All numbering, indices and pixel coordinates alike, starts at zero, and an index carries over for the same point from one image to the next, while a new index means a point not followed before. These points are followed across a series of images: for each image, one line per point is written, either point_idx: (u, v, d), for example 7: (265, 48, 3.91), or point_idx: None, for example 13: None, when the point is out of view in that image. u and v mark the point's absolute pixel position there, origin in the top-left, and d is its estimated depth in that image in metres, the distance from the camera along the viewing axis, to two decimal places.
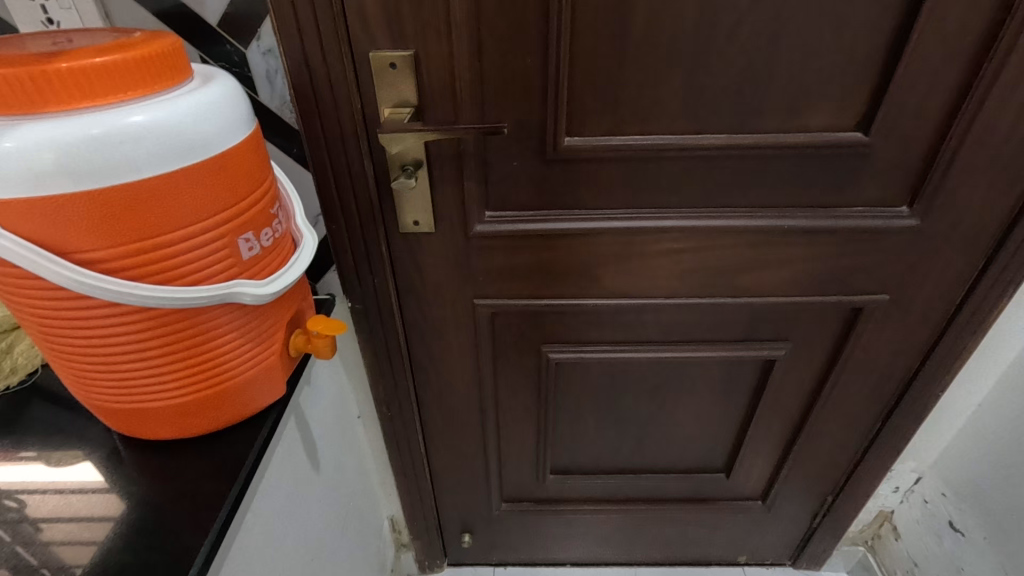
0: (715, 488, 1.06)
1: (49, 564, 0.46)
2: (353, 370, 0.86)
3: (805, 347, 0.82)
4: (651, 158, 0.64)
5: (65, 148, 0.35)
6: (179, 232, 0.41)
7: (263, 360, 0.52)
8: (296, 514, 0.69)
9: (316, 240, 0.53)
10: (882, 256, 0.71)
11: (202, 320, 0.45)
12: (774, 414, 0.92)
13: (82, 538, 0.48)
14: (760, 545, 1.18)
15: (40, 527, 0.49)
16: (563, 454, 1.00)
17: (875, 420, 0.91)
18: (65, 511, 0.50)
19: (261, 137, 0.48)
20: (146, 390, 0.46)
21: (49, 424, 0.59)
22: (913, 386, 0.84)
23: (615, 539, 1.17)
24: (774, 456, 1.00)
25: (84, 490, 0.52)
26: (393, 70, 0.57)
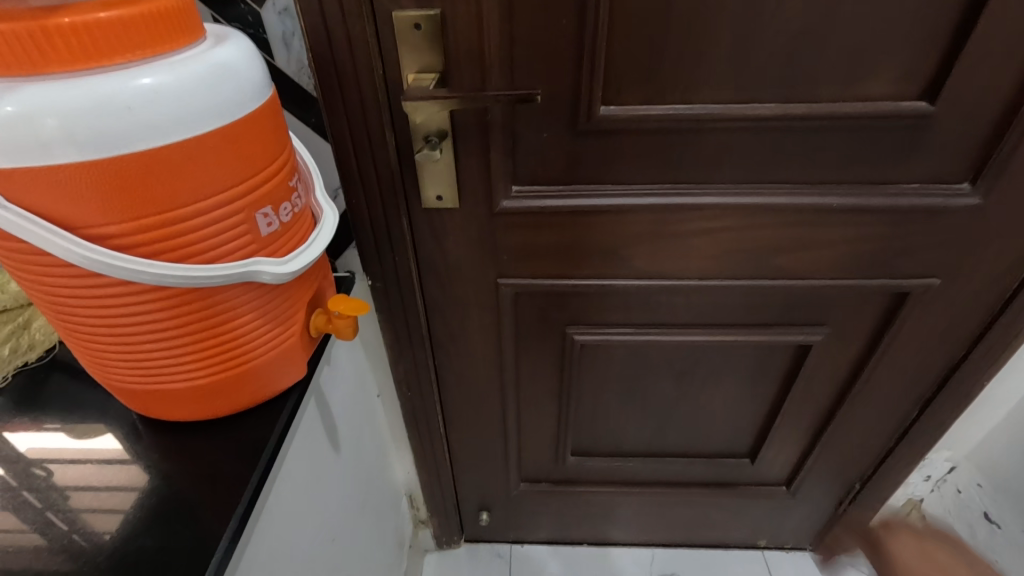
0: (739, 473, 1.04)
1: (80, 529, 0.46)
2: (372, 349, 0.84)
3: (843, 333, 0.78)
4: (693, 129, 0.59)
5: (69, 113, 0.33)
6: (193, 206, 0.38)
7: (284, 341, 0.50)
8: (316, 495, 0.68)
9: (336, 217, 0.51)
10: (936, 237, 0.66)
11: (219, 300, 0.43)
12: (806, 401, 0.88)
13: (111, 506, 0.48)
14: (780, 530, 1.17)
15: (69, 495, 0.49)
16: (584, 437, 0.99)
17: (911, 408, 0.87)
18: (92, 480, 0.50)
19: (278, 104, 0.44)
20: (163, 371, 0.45)
21: (68, 400, 0.57)
22: (956, 374, 0.80)
23: (633, 520, 1.16)
24: (802, 443, 0.97)
25: (105, 467, 0.51)
26: (418, 32, 0.53)
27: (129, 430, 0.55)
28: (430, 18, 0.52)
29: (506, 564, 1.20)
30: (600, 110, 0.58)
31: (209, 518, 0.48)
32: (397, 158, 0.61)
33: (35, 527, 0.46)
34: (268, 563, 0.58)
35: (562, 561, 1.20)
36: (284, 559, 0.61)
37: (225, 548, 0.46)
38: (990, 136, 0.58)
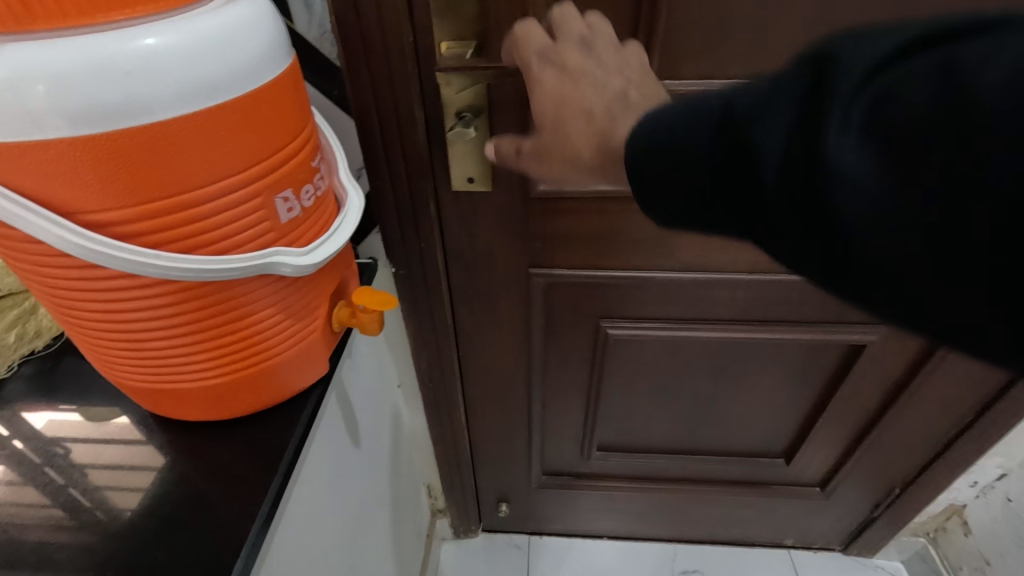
0: (772, 473, 0.99)
1: (104, 505, 0.45)
2: (394, 338, 0.80)
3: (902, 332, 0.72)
4: None
5: (60, 80, 0.28)
6: (204, 190, 0.33)
7: (305, 337, 0.45)
8: (337, 492, 0.65)
9: (362, 201, 0.46)
10: None
11: (235, 294, 0.38)
12: (852, 402, 0.83)
13: (132, 484, 0.46)
14: (810, 530, 1.13)
15: (88, 473, 0.47)
16: (610, 431, 0.94)
17: (966, 412, 0.82)
18: (111, 458, 0.48)
19: (299, 72, 0.39)
20: (175, 369, 0.41)
21: (78, 390, 0.54)
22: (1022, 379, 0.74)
23: (656, 516, 1.13)
24: (842, 445, 0.92)
25: (116, 464, 0.48)
26: None
27: (141, 424, 0.51)
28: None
29: (525, 555, 1.17)
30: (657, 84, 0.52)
31: (228, 526, 0.44)
32: (426, 135, 0.56)
33: (58, 502, 0.44)
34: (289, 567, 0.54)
35: (582, 554, 1.18)
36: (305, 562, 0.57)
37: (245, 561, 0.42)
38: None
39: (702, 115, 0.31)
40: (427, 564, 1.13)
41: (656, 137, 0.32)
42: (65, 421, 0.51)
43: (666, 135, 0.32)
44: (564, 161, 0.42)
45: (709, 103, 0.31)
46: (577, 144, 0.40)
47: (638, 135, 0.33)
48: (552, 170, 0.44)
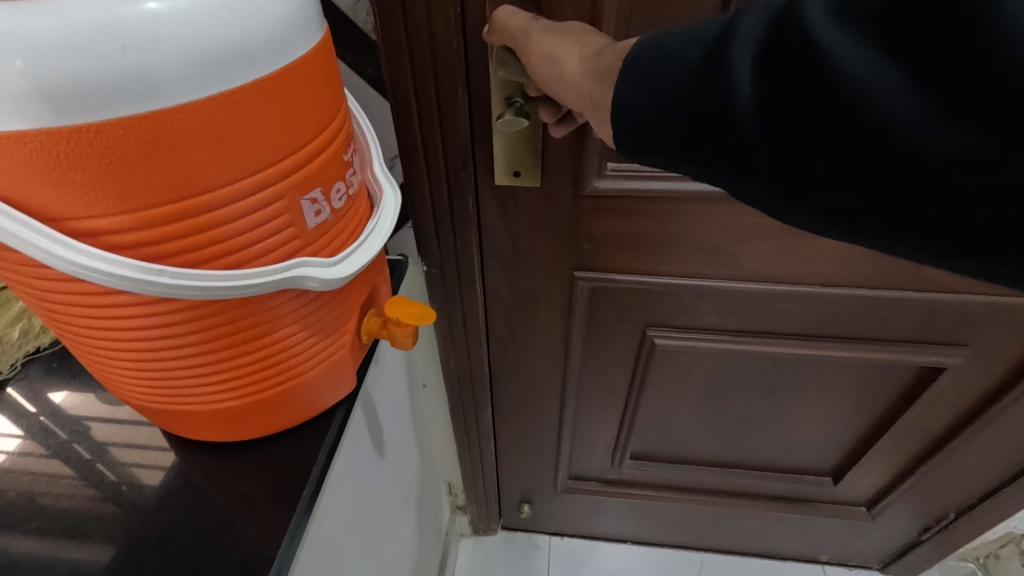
0: (815, 490, 0.93)
1: (128, 481, 0.43)
2: (421, 337, 0.75)
3: (986, 356, 0.65)
4: None
5: (37, 55, 0.22)
6: (217, 193, 0.28)
7: (332, 353, 0.40)
8: (361, 503, 0.61)
9: (399, 199, 0.40)
10: None
11: (253, 312, 0.33)
12: (917, 426, 0.76)
13: (153, 462, 0.45)
14: (848, 548, 1.07)
15: (109, 450, 0.45)
16: (645, 441, 0.89)
17: None
18: (131, 437, 0.46)
19: (331, 48, 0.33)
20: (184, 391, 0.36)
21: (88, 388, 0.50)
22: None
23: (685, 525, 1.08)
24: (898, 467, 0.85)
25: (126, 469, 0.44)
26: None
27: (153, 435, 0.46)
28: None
29: (546, 557, 1.14)
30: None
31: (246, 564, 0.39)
32: (472, 122, 0.49)
33: (83, 476, 0.43)
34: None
35: (604, 558, 1.14)
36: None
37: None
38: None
39: (677, 45, 0.29)
40: (446, 562, 1.10)
41: (643, 59, 0.30)
42: (88, 414, 0.47)
43: (650, 57, 0.30)
44: (564, 36, 0.37)
45: (686, 25, 0.30)
46: (591, 38, 0.36)
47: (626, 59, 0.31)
48: (544, 50, 0.37)
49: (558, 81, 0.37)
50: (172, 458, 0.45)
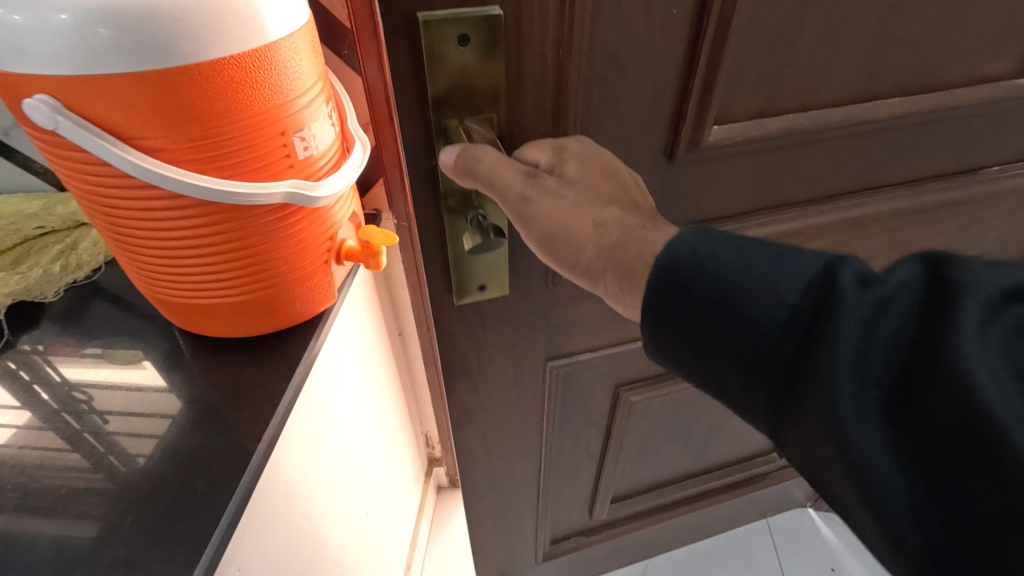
0: (765, 466, 1.10)
1: (115, 451, 0.47)
2: (396, 290, 0.86)
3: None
4: (801, 142, 0.53)
5: (119, 23, 0.33)
6: (234, 125, 0.40)
7: (318, 265, 0.52)
8: (347, 414, 0.72)
9: (367, 144, 0.52)
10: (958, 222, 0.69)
11: (257, 220, 0.45)
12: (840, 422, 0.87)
13: (144, 432, 0.49)
14: (788, 499, 1.24)
15: (107, 420, 0.50)
16: (621, 484, 0.97)
17: None
18: (129, 407, 0.51)
19: (313, 26, 0.45)
20: (204, 285, 0.47)
21: (115, 326, 0.59)
22: None
23: (656, 539, 1.16)
24: None
25: (123, 435, 0.49)
26: (462, 47, 0.38)
27: (156, 394, 0.52)
28: (478, 22, 0.37)
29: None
30: (708, 136, 0.48)
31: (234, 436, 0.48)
32: (430, 222, 0.47)
33: (76, 449, 0.47)
34: (298, 488, 0.59)
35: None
36: (310, 491, 0.62)
37: (258, 464, 0.47)
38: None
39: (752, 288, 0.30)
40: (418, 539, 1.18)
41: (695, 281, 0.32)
42: (103, 369, 0.54)
43: (707, 276, 0.32)
44: (578, 215, 0.38)
45: (777, 277, 0.30)
46: (605, 215, 0.38)
47: (669, 265, 0.33)
48: (548, 222, 0.38)
49: (570, 257, 0.38)
50: (177, 390, 0.52)
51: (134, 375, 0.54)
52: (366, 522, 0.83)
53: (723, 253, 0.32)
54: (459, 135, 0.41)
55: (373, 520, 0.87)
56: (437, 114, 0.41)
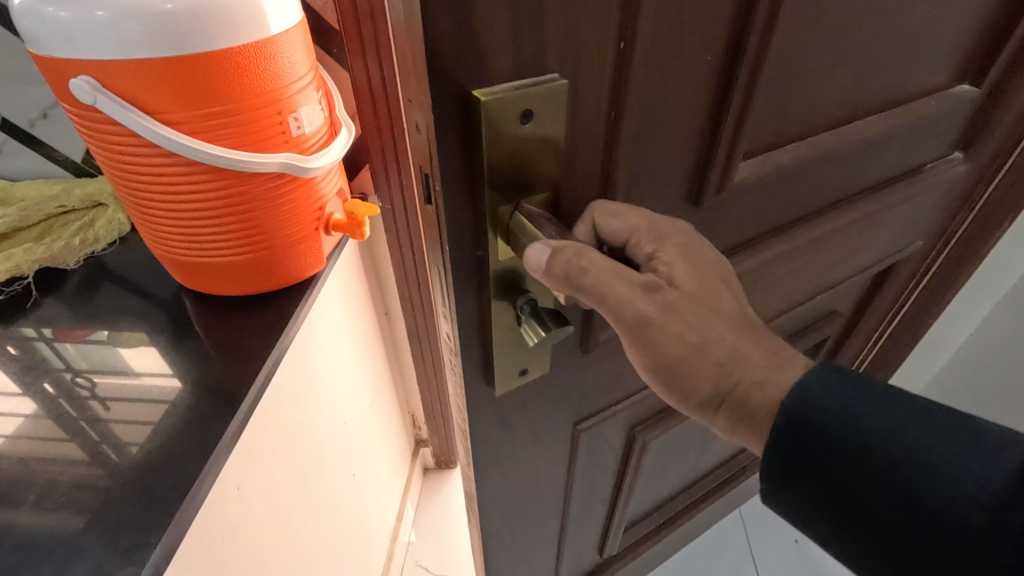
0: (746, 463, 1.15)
1: (109, 440, 0.48)
2: (381, 270, 0.93)
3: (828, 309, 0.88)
4: (790, 174, 0.52)
5: (147, 19, 0.42)
6: (240, 104, 0.48)
7: (309, 231, 0.61)
8: (337, 375, 0.79)
9: (351, 128, 0.61)
10: (904, 221, 0.76)
11: (258, 186, 0.53)
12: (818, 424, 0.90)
13: (141, 420, 0.50)
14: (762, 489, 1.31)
15: (106, 407, 0.52)
16: (631, 517, 0.95)
17: (865, 347, 1.04)
18: (128, 394, 0.53)
19: (305, 26, 0.54)
20: (210, 244, 0.55)
21: (115, 306, 0.64)
22: (908, 313, 0.98)
23: (654, 560, 1.16)
24: None
25: (122, 421, 0.50)
26: (524, 123, 0.33)
27: (154, 385, 0.54)
28: (541, 95, 0.32)
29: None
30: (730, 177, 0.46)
31: (233, 375, 0.55)
32: (471, 312, 0.41)
33: (74, 438, 0.48)
34: (291, 431, 0.65)
35: None
36: (301, 440, 0.68)
37: (249, 408, 0.53)
38: (971, 124, 0.67)
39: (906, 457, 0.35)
40: (403, 519, 1.23)
41: (827, 435, 0.38)
42: (105, 358, 0.56)
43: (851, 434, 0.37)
44: (697, 351, 0.40)
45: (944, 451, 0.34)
46: (718, 344, 0.40)
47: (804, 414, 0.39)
48: (666, 351, 0.40)
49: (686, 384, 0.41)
50: (175, 374, 0.55)
51: (132, 364, 0.56)
52: (354, 483, 0.89)
53: (867, 411, 0.37)
54: (520, 224, 0.36)
55: (361, 483, 0.92)
56: (493, 199, 0.36)
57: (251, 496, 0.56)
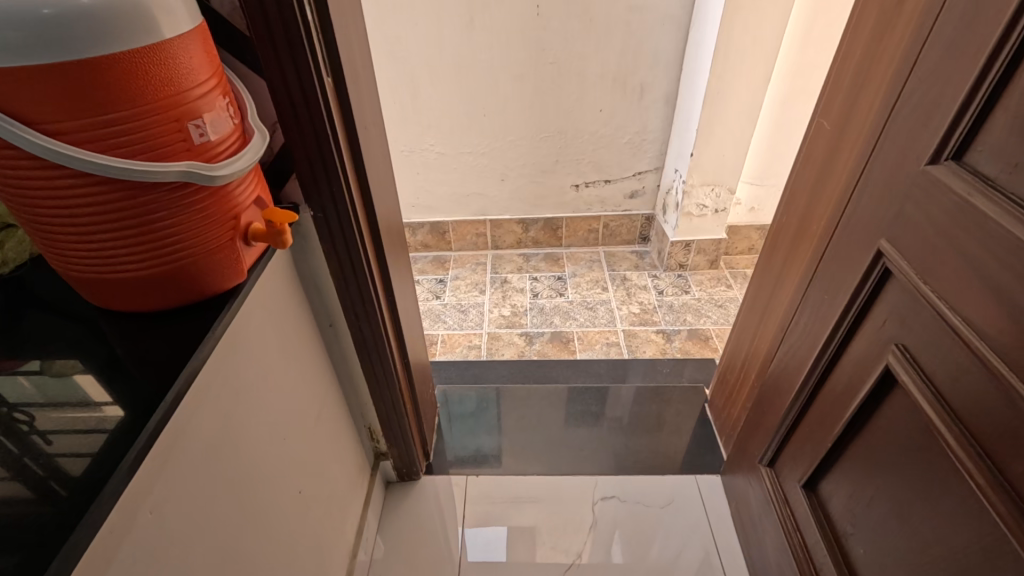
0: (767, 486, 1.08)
1: (54, 475, 0.44)
2: (321, 284, 0.91)
3: (879, 335, 0.74)
4: None
5: (23, 25, 0.40)
6: (131, 111, 0.47)
7: (220, 243, 0.59)
8: (271, 389, 0.77)
9: (263, 136, 0.60)
10: (868, 222, 0.75)
11: (158, 195, 0.51)
12: (829, 438, 0.86)
13: (88, 450, 0.47)
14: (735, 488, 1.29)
15: (50, 439, 0.47)
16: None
17: (772, 331, 1.11)
18: (72, 424, 0.49)
19: (201, 33, 0.53)
20: (115, 260, 0.53)
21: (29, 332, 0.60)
22: (779, 290, 1.09)
23: None
24: (780, 437, 1.02)
25: (70, 453, 0.46)
26: None
27: (99, 415, 0.50)
28: None
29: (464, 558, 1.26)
30: None
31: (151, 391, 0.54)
32: None
33: (16, 476, 0.44)
34: (214, 450, 0.62)
35: None
36: (229, 456, 0.66)
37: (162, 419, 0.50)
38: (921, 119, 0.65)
39: None
40: (364, 531, 1.21)
41: None
42: (39, 389, 0.52)
43: None
44: None
45: None
46: None
47: None
48: None
49: None
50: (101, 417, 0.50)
51: (63, 398, 0.51)
52: (301, 499, 0.86)
53: None
54: None
55: (310, 499, 0.90)
56: None
57: (172, 513, 0.54)
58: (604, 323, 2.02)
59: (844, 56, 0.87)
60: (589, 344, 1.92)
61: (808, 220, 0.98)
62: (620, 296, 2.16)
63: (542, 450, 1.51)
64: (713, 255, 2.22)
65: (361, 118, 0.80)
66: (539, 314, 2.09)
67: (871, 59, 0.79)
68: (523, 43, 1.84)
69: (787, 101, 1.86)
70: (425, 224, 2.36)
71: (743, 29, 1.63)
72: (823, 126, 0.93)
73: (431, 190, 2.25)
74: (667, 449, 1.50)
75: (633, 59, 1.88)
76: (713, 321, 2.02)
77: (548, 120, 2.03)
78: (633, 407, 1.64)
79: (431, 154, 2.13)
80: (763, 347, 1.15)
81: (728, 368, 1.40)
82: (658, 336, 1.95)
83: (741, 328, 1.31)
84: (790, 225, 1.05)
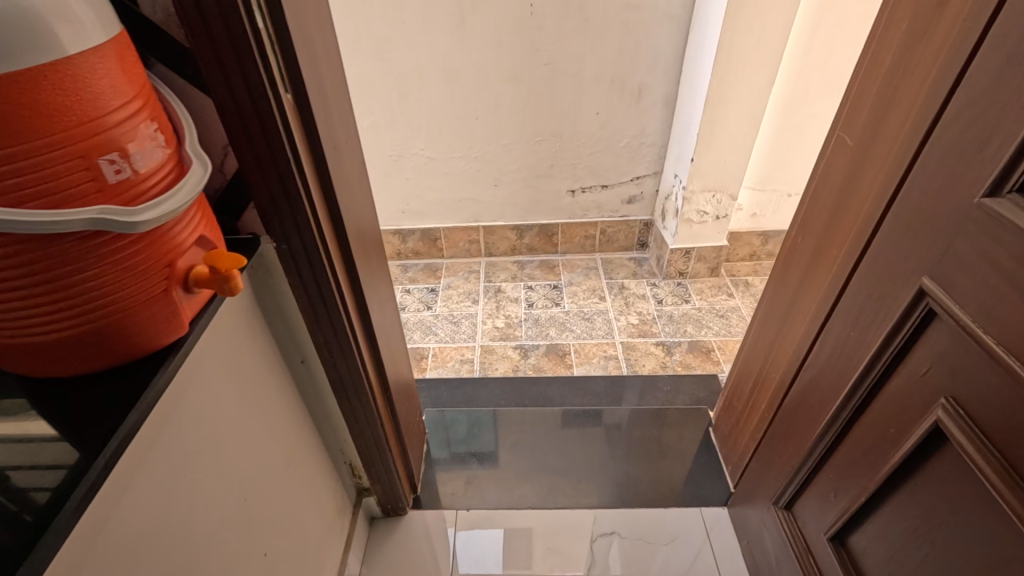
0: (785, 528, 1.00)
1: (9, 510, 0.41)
2: (291, 319, 0.82)
3: (922, 383, 0.66)
4: None
5: None
6: (18, 148, 0.38)
7: (149, 294, 0.49)
8: (231, 445, 0.68)
9: (204, 166, 0.51)
10: (909, 254, 0.67)
11: (63, 245, 0.42)
12: (862, 490, 0.78)
13: (44, 482, 0.44)
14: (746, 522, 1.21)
15: (6, 475, 0.44)
16: None
17: (785, 359, 1.02)
18: (28, 458, 0.46)
19: (118, 47, 0.44)
20: (17, 322, 0.44)
21: None
22: (794, 316, 1.00)
23: None
24: (800, 478, 0.94)
25: (27, 487, 0.43)
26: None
27: (54, 446, 0.47)
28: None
29: None
30: None
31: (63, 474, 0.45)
32: None
33: None
34: (157, 532, 0.54)
35: None
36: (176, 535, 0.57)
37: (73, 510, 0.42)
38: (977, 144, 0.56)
39: None
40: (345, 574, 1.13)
41: None
42: None
43: None
44: None
45: None
46: None
47: None
48: None
49: None
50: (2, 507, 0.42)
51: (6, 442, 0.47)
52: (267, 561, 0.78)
53: None
54: None
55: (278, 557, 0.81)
56: None
57: None
58: (602, 335, 1.94)
59: (870, 65, 0.79)
60: (587, 358, 1.84)
61: (826, 243, 0.89)
62: (618, 306, 2.07)
63: (537, 477, 1.43)
64: (714, 263, 2.14)
65: (329, 137, 0.71)
66: (534, 326, 2.00)
67: (902, 70, 0.71)
68: (515, 43, 1.74)
69: (792, 104, 1.78)
70: (416, 231, 2.27)
71: (747, 31, 1.55)
72: (845, 141, 0.85)
73: (421, 196, 2.16)
74: (667, 477, 1.42)
75: (630, 61, 1.79)
76: (715, 332, 1.94)
77: (542, 123, 1.94)
78: (632, 429, 1.56)
79: (421, 158, 2.04)
80: (774, 377, 1.07)
81: (735, 391, 1.32)
82: (659, 349, 1.87)
83: (750, 350, 1.22)
84: (807, 246, 0.97)
